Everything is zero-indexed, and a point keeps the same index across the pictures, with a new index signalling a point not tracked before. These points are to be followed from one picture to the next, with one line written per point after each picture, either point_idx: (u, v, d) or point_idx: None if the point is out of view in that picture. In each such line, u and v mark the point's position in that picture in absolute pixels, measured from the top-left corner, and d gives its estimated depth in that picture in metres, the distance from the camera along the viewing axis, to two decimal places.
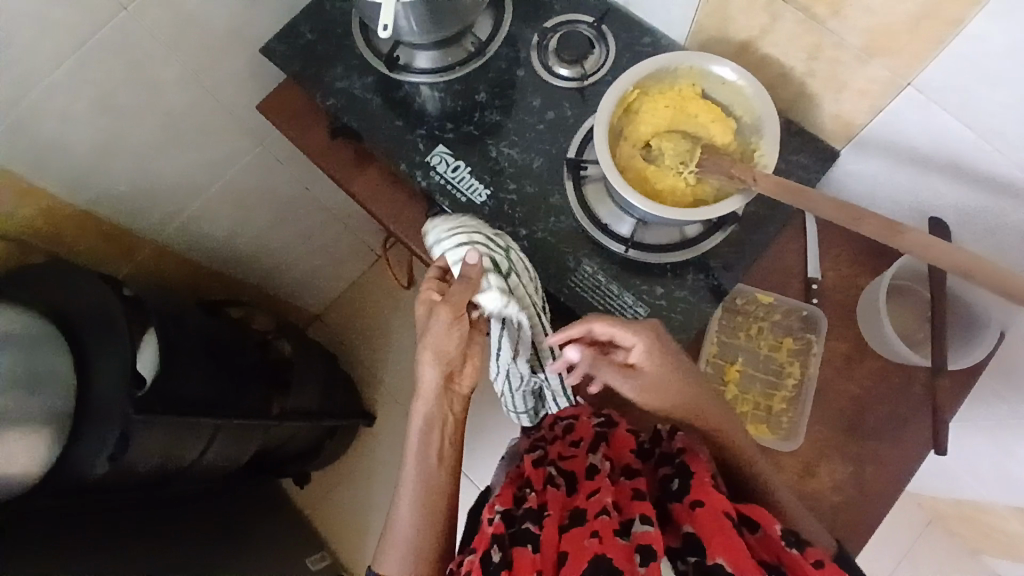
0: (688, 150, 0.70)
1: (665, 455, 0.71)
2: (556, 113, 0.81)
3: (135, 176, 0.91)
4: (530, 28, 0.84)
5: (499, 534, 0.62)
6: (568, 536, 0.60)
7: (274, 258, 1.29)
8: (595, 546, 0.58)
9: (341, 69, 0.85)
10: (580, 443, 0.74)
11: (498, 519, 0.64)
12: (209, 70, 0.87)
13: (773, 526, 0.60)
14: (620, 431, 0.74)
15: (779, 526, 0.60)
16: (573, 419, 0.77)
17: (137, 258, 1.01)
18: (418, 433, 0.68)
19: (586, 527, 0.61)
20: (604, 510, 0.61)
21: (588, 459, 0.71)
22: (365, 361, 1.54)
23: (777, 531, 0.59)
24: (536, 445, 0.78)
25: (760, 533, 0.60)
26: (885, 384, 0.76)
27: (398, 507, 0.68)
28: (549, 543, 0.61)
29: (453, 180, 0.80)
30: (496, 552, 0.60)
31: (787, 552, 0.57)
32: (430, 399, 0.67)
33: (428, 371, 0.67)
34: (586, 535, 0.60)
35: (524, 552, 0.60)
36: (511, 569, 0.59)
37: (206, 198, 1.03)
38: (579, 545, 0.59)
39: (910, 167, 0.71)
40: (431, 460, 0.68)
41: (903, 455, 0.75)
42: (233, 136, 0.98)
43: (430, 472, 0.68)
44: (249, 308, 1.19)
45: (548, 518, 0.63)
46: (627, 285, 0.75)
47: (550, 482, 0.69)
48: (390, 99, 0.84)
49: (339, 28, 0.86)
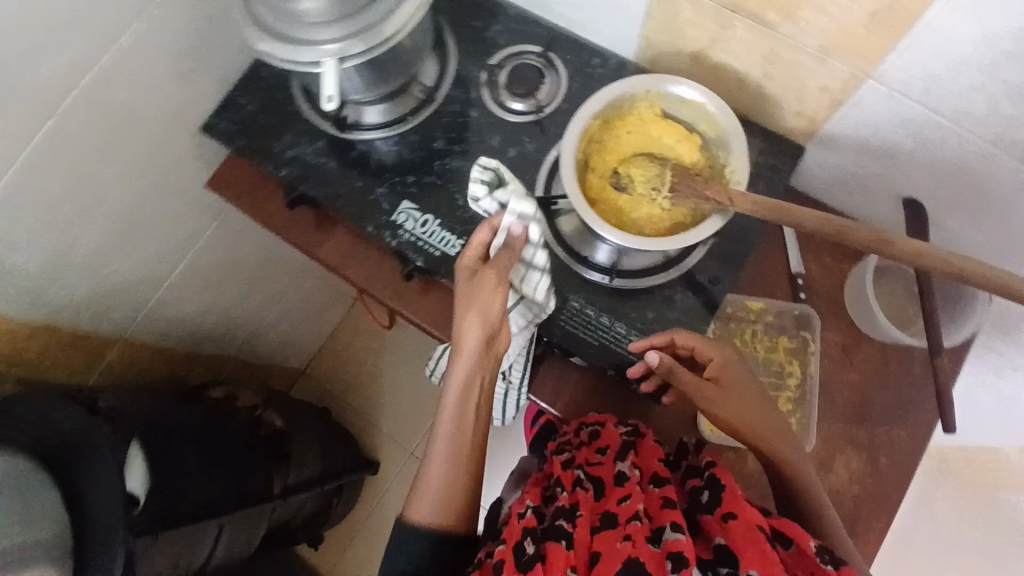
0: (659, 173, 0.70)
1: (692, 468, 0.72)
2: (518, 149, 0.80)
3: (93, 278, 0.86)
4: (477, 65, 0.83)
5: (531, 529, 0.62)
6: (601, 539, 0.60)
7: (250, 325, 1.25)
8: (628, 549, 0.57)
9: (290, 136, 0.82)
10: (607, 450, 0.71)
11: (529, 518, 0.64)
12: (151, 157, 0.84)
13: (807, 542, 0.59)
14: (647, 440, 0.73)
15: (814, 543, 0.60)
16: (597, 425, 0.75)
17: (110, 357, 0.96)
18: (457, 391, 0.62)
19: (619, 530, 0.60)
20: (636, 516, 0.61)
21: (616, 466, 0.70)
22: (359, 409, 1.50)
23: (811, 546, 0.59)
24: (559, 448, 0.77)
25: (793, 549, 0.60)
26: (883, 367, 0.77)
27: (428, 463, 0.63)
28: (582, 542, 0.60)
29: (423, 235, 0.78)
30: (530, 545, 0.60)
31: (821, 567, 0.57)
32: (473, 361, 0.62)
33: (469, 329, 0.61)
34: (618, 538, 0.59)
35: (558, 546, 0.59)
36: (545, 563, 0.58)
37: (170, 282, 0.99)
38: (610, 547, 0.58)
39: (879, 155, 0.71)
40: (469, 421, 0.63)
41: (912, 434, 0.76)
42: (187, 217, 0.95)
43: (467, 430, 0.63)
44: (232, 387, 1.15)
45: (581, 518, 0.62)
46: (617, 316, 0.75)
47: (579, 484, 0.68)
48: (346, 160, 0.81)
49: (280, 94, 0.84)
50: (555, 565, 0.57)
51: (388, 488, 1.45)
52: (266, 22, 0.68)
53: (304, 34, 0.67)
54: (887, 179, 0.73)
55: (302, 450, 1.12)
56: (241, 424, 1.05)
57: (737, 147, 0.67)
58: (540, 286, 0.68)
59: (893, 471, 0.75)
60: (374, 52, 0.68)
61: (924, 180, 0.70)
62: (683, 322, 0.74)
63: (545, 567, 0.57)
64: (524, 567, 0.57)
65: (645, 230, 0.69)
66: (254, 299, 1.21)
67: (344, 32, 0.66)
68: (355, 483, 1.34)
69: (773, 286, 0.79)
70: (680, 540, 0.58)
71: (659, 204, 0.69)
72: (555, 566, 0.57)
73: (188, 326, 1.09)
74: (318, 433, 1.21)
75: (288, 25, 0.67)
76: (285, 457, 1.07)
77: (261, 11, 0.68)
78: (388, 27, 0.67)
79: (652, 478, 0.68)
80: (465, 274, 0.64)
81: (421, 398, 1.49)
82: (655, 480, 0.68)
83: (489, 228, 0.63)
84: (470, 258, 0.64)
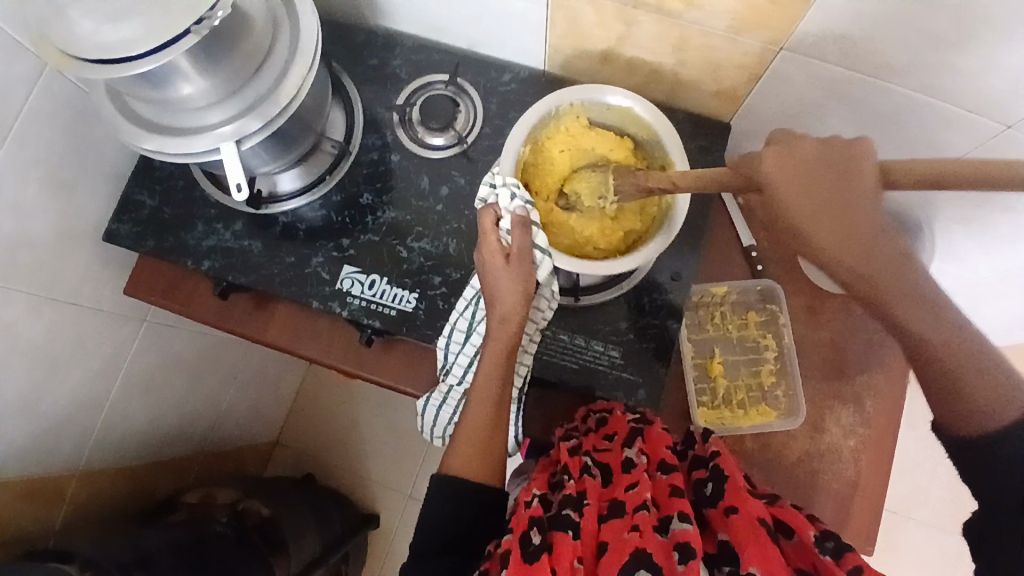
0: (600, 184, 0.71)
1: (699, 456, 0.69)
2: (449, 186, 0.76)
3: (27, 426, 0.77)
4: (385, 107, 0.79)
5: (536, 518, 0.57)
6: (610, 529, 0.56)
7: (209, 413, 1.17)
8: (636, 540, 0.53)
9: (202, 226, 0.76)
10: (615, 436, 0.67)
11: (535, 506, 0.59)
12: (55, 282, 0.76)
13: (808, 534, 0.61)
14: (655, 427, 0.67)
15: (814, 532, 0.61)
16: (607, 412, 0.71)
17: (69, 495, 0.87)
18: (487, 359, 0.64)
19: (627, 520, 0.56)
20: (645, 505, 0.57)
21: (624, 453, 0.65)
22: (346, 463, 1.45)
23: (814, 539, 0.60)
24: (568, 435, 0.72)
25: (796, 541, 0.62)
26: (850, 317, 0.79)
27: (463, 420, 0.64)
28: (590, 532, 0.56)
29: (374, 297, 0.74)
30: (536, 535, 0.55)
31: (822, 560, 0.58)
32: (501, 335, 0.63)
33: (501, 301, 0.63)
34: (624, 529, 0.55)
35: (565, 537, 0.54)
36: (552, 555, 0.53)
37: (112, 399, 0.91)
38: (617, 538, 0.55)
39: (805, 117, 0.71)
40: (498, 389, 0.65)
41: (891, 375, 0.78)
42: (113, 329, 0.87)
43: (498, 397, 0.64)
44: (207, 487, 1.08)
45: (588, 508, 0.58)
46: (592, 334, 0.73)
47: (586, 472, 0.63)
48: (271, 237, 0.76)
49: (180, 182, 0.77)
50: (562, 558, 0.52)
51: (396, 535, 1.40)
52: (146, 119, 0.62)
53: (190, 123, 0.61)
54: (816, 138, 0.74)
55: (296, 534, 1.07)
56: (222, 525, 0.98)
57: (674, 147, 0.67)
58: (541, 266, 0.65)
59: (884, 413, 0.77)
60: (273, 124, 0.63)
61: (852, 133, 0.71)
62: (659, 323, 0.73)
63: (552, 559, 0.53)
64: (530, 562, 0.53)
65: (600, 243, 0.70)
66: (207, 386, 1.14)
67: (234, 112, 0.61)
68: (361, 541, 1.29)
69: (731, 263, 0.80)
70: (688, 531, 0.54)
71: (608, 215, 0.70)
72: (562, 559, 0.52)
73: (145, 435, 1.01)
74: (306, 506, 1.16)
75: (171, 116, 0.61)
76: (280, 546, 1.02)
77: (137, 107, 0.62)
78: (281, 96, 0.61)
79: (660, 465, 0.64)
80: (491, 251, 0.63)
81: (407, 436, 1.45)
82: (664, 468, 0.63)
83: (491, 211, 0.64)
84: (495, 241, 0.63)
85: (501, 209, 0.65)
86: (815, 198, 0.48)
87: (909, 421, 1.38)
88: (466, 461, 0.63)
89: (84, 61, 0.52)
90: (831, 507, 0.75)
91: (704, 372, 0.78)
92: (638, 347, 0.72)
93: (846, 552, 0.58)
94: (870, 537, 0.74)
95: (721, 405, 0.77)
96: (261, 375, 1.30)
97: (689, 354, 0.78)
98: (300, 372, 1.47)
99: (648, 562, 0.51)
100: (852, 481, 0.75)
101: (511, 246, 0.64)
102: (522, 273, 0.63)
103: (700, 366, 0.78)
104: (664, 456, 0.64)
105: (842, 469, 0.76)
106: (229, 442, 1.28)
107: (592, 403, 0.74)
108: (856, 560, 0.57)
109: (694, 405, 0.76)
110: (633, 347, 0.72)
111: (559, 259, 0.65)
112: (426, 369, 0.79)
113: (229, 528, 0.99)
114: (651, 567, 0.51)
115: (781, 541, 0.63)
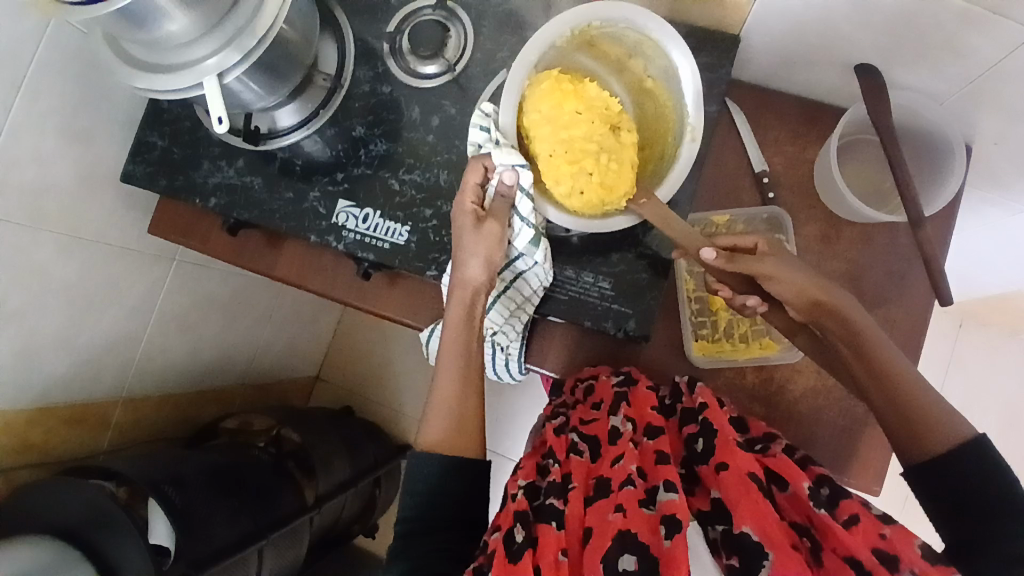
0: (604, 138, 0.64)
1: (688, 412, 0.64)
2: (440, 116, 0.76)
3: (71, 356, 0.85)
4: (376, 36, 0.78)
5: (522, 510, 0.56)
6: (594, 513, 0.54)
7: (246, 348, 1.25)
8: (619, 522, 0.51)
9: (208, 164, 0.79)
10: (602, 404, 0.65)
11: (521, 497, 0.58)
12: (86, 222, 0.82)
13: (801, 484, 0.54)
14: (640, 388, 0.65)
15: (809, 480, 0.55)
16: (593, 379, 0.70)
17: (114, 420, 0.97)
18: (454, 315, 0.63)
19: (611, 500, 0.54)
20: (629, 480, 0.54)
21: (610, 422, 0.63)
22: (378, 398, 1.51)
23: (805, 490, 0.54)
24: (557, 412, 0.72)
25: (789, 491, 0.55)
26: (868, 245, 0.74)
27: (437, 383, 0.62)
28: (574, 518, 0.54)
29: (368, 231, 0.75)
30: (519, 530, 0.54)
31: (816, 512, 0.52)
32: (468, 290, 0.63)
33: (472, 266, 0.62)
34: (610, 510, 0.53)
35: (548, 528, 0.53)
36: (537, 549, 0.52)
37: (149, 334, 0.97)
38: (602, 521, 0.53)
39: (817, 32, 0.65)
40: (469, 341, 0.63)
41: (911, 307, 0.73)
42: (146, 267, 0.93)
43: (470, 352, 0.63)
44: (244, 414, 1.13)
45: (574, 492, 0.57)
46: (583, 266, 0.71)
47: (573, 450, 0.63)
48: (271, 173, 0.78)
49: (187, 122, 0.80)
50: (547, 551, 0.51)
51: None
52: (138, 61, 0.63)
53: (175, 61, 0.62)
54: (834, 50, 0.66)
55: (325, 458, 1.10)
56: (257, 451, 1.03)
57: (693, 103, 0.64)
58: (520, 234, 0.64)
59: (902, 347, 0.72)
60: (253, 56, 0.63)
61: (871, 44, 0.64)
62: (652, 252, 0.71)
63: (537, 555, 0.52)
64: (513, 560, 0.51)
65: (567, 186, 0.63)
66: (243, 324, 1.20)
67: (214, 45, 0.61)
68: (393, 470, 1.34)
69: (739, 191, 0.76)
70: (673, 502, 0.52)
71: (580, 164, 0.63)
72: (546, 553, 0.51)
73: (184, 369, 1.09)
74: (337, 434, 1.19)
75: (161, 56, 0.62)
76: (310, 469, 1.06)
77: (132, 50, 0.64)
78: (258, 28, 0.62)
79: (647, 431, 0.61)
80: (462, 214, 0.63)
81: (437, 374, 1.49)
82: (650, 433, 0.61)
83: (481, 168, 0.62)
84: (469, 201, 0.63)
85: (492, 166, 0.62)
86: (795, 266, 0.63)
87: (959, 363, 1.29)
88: (442, 431, 0.60)
89: (67, 6, 0.54)
90: (837, 442, 0.72)
91: (705, 305, 0.75)
92: (630, 278, 0.71)
93: (842, 500, 0.53)
94: (878, 476, 0.71)
95: (722, 338, 0.74)
96: (297, 314, 1.37)
97: (687, 287, 0.75)
98: (336, 313, 1.52)
99: (632, 545, 0.49)
100: (864, 416, 0.71)
101: (485, 207, 0.63)
102: (490, 237, 0.62)
103: (701, 300, 0.75)
104: (651, 420, 0.62)
105: (852, 405, 0.72)
106: (266, 377, 1.36)
107: (579, 372, 0.74)
108: (855, 507, 0.52)
109: (690, 338, 0.74)
110: (625, 278, 0.71)
111: (552, 213, 0.65)
112: (428, 303, 0.79)
113: (267, 455, 1.03)
114: (636, 551, 0.49)
115: (775, 492, 0.57)
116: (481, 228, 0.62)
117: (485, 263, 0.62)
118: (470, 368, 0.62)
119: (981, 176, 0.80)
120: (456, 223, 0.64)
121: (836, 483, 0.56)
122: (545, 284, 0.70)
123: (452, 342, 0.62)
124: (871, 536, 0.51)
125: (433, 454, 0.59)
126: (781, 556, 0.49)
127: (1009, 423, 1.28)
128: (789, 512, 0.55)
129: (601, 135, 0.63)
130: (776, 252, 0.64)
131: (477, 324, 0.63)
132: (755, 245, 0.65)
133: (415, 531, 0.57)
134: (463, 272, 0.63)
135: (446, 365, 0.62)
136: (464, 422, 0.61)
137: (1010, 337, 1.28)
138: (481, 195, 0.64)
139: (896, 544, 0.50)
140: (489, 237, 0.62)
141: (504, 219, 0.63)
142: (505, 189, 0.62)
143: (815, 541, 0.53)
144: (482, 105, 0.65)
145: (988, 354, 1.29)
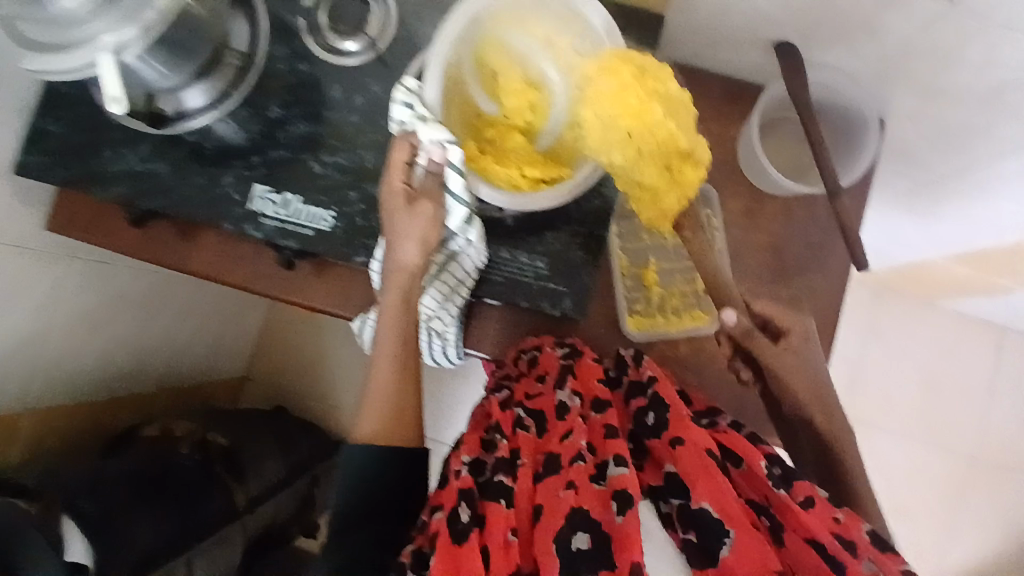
0: (650, 167, 0.62)
1: (635, 385, 0.63)
2: (364, 96, 0.72)
3: None
4: (291, 11, 0.74)
5: (468, 487, 0.55)
6: (544, 490, 0.53)
7: (167, 350, 1.16)
8: (571, 499, 0.51)
9: (109, 150, 0.72)
10: (547, 377, 0.64)
11: (466, 474, 0.56)
12: None
13: (758, 462, 0.54)
14: (585, 361, 0.65)
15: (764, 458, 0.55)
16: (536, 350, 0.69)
17: (24, 432, 0.88)
18: (391, 295, 0.60)
19: (562, 477, 0.53)
20: (579, 456, 0.54)
21: (556, 396, 0.61)
22: (314, 397, 1.45)
23: (762, 467, 0.54)
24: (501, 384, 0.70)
25: (744, 467, 0.56)
26: (790, 217, 0.77)
27: (374, 364, 0.60)
28: (524, 495, 0.54)
29: (289, 217, 0.71)
30: (466, 509, 0.53)
31: (775, 492, 0.53)
32: (403, 272, 0.60)
33: (408, 248, 0.60)
34: (561, 486, 0.53)
35: (496, 506, 0.52)
36: (482, 528, 0.52)
37: (55, 338, 0.89)
38: (552, 497, 0.52)
39: (739, 10, 0.66)
40: (407, 325, 0.60)
41: (828, 275, 0.76)
42: (48, 265, 0.84)
43: (408, 338, 0.60)
44: (166, 420, 1.04)
45: (523, 467, 0.56)
46: (518, 246, 0.70)
47: (518, 425, 0.61)
48: (181, 158, 0.72)
49: (85, 105, 0.73)
50: (495, 530, 0.51)
51: None
52: (29, 44, 0.57)
53: (68, 40, 0.56)
54: (754, 27, 0.68)
55: (256, 460, 1.05)
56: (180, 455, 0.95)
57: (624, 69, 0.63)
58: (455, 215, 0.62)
59: (822, 313, 0.76)
60: (155, 32, 0.57)
61: (790, 22, 0.66)
62: (586, 229, 0.70)
63: (484, 534, 0.51)
64: (461, 538, 0.51)
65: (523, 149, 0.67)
66: (161, 324, 1.12)
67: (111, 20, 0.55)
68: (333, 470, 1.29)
69: None
70: (625, 476, 0.51)
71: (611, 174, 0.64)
72: (493, 533, 0.50)
73: (97, 373, 1.01)
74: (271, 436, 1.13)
75: (54, 36, 0.56)
76: (242, 474, 1.00)
77: (24, 30, 0.57)
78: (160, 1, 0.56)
79: (593, 404, 0.60)
80: (392, 192, 0.61)
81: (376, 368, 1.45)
82: (597, 405, 0.59)
83: (408, 145, 0.60)
84: (398, 180, 0.60)
85: (419, 144, 0.59)
86: (808, 367, 0.64)
87: (878, 331, 1.38)
88: (379, 419, 0.58)
89: None
90: None
91: (638, 280, 0.75)
92: (564, 256, 0.70)
93: (795, 480, 0.53)
94: None
95: (655, 312, 0.74)
96: (221, 311, 1.28)
97: (619, 264, 0.75)
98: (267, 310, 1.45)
99: (584, 523, 0.49)
100: None
101: (415, 186, 0.61)
102: (424, 219, 0.60)
103: (633, 276, 0.75)
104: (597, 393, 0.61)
105: None
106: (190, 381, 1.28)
107: (522, 344, 0.72)
108: (809, 489, 0.52)
109: (625, 313, 0.74)
110: (561, 257, 0.70)
111: (484, 191, 0.63)
112: (358, 291, 0.76)
113: (193, 459, 0.95)
114: (589, 529, 0.49)
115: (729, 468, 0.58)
116: (414, 208, 0.60)
117: (416, 244, 0.60)
118: (408, 351, 0.60)
119: (889, 149, 0.85)
120: (385, 201, 0.61)
121: (784, 460, 0.56)
122: (479, 264, 0.68)
123: (389, 327, 0.60)
124: (824, 514, 0.51)
125: (368, 443, 0.56)
126: (740, 533, 0.51)
127: (921, 385, 1.38)
128: (744, 489, 0.56)
129: (603, 111, 0.61)
130: (803, 350, 0.65)
131: (412, 307, 0.61)
132: (790, 330, 0.65)
133: (352, 527, 0.55)
134: (397, 254, 0.60)
135: (381, 350, 0.60)
136: (402, 408, 0.59)
137: (921, 304, 1.38)
138: (410, 173, 0.61)
139: (848, 526, 0.51)
140: (421, 211, 0.60)
141: (437, 198, 0.61)
142: (434, 166, 0.60)
143: (774, 520, 0.54)
144: (406, 80, 0.61)
145: (902, 321, 1.38)
